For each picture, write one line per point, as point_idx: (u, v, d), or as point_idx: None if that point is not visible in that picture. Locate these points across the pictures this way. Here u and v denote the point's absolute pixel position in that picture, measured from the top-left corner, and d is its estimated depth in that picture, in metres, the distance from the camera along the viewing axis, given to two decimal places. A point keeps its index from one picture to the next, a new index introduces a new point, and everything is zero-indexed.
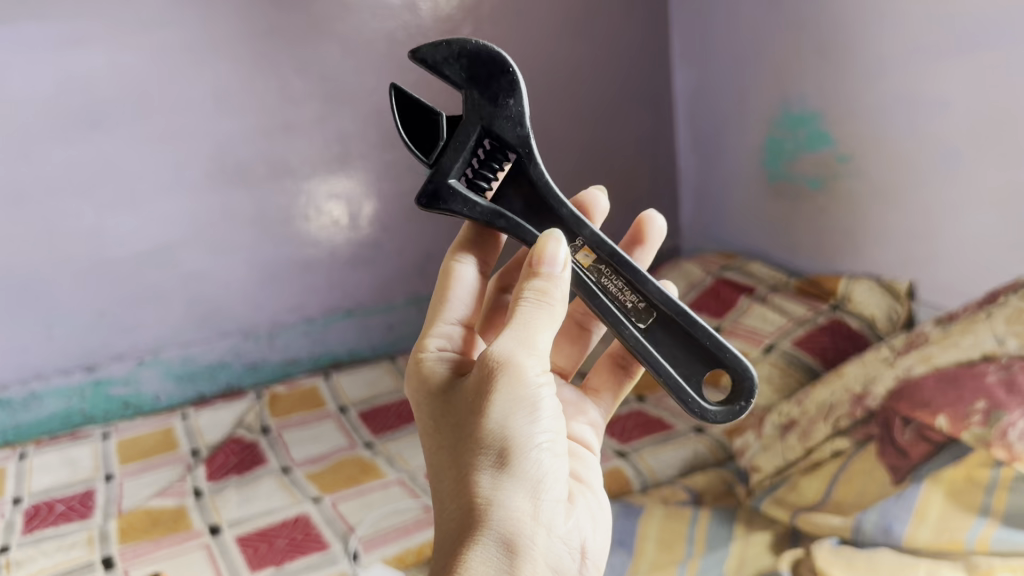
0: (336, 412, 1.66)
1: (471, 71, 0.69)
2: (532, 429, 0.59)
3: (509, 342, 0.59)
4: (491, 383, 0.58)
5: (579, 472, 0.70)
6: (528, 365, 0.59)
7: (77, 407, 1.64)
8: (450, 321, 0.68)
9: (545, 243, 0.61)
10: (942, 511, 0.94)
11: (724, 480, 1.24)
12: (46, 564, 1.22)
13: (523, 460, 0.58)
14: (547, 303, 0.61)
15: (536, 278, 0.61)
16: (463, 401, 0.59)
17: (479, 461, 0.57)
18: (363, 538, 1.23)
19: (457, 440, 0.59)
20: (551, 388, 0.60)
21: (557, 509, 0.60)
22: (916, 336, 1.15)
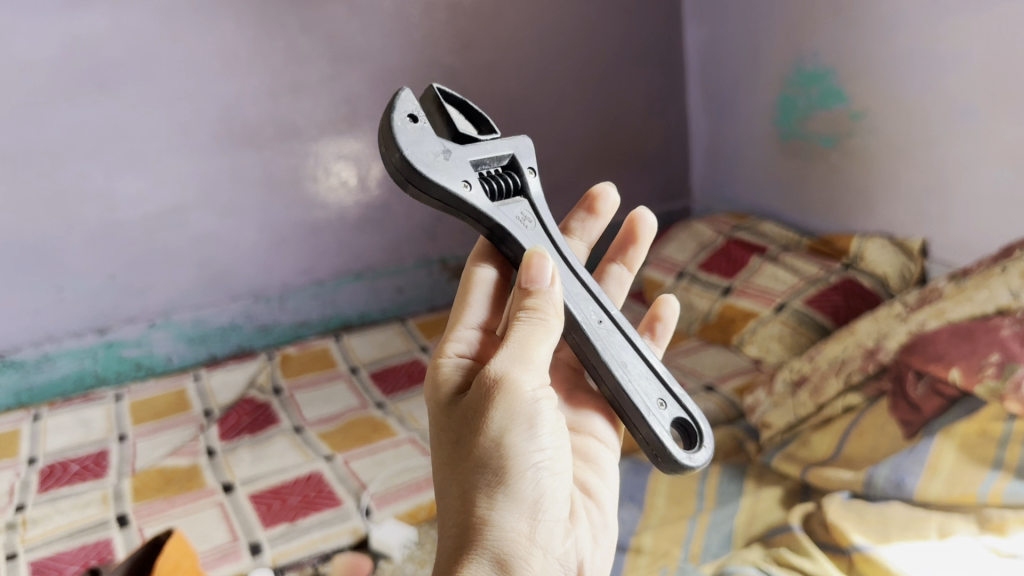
0: (347, 372, 1.66)
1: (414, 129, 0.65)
2: (529, 446, 0.58)
3: (506, 361, 0.59)
4: (489, 397, 0.57)
5: (589, 485, 0.68)
6: (525, 380, 0.58)
7: (90, 369, 1.65)
8: (471, 322, 0.68)
9: (531, 260, 0.62)
10: (954, 464, 0.94)
11: (735, 438, 1.23)
12: (61, 522, 1.23)
13: (519, 480, 0.57)
14: (540, 318, 0.61)
15: (528, 298, 0.62)
16: (461, 414, 0.59)
17: (478, 478, 0.57)
18: (375, 495, 1.24)
19: (456, 456, 0.58)
20: (549, 402, 0.60)
21: (555, 529, 0.59)
22: (929, 292, 1.14)
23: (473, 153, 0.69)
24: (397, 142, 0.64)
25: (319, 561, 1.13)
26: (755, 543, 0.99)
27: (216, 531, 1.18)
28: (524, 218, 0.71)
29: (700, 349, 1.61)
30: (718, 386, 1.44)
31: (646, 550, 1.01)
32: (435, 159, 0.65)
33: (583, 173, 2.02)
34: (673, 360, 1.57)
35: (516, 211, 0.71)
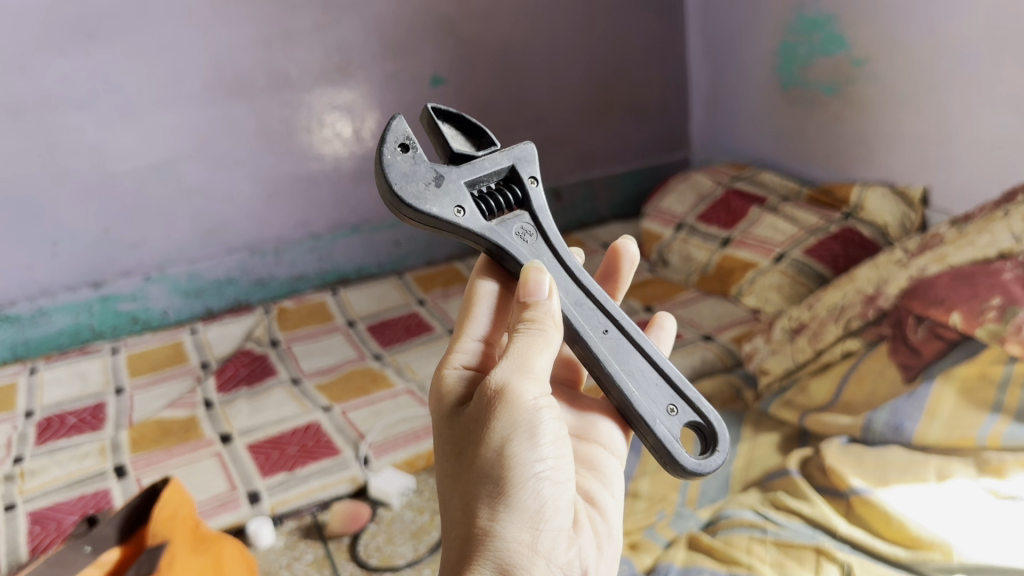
0: (345, 325, 1.66)
1: (402, 160, 0.67)
2: (532, 456, 0.56)
3: (506, 371, 0.57)
4: (490, 408, 0.56)
5: (593, 494, 0.65)
6: (527, 389, 0.57)
7: (86, 323, 1.64)
8: (473, 337, 0.66)
9: (528, 274, 0.62)
10: (954, 408, 0.94)
11: (731, 385, 1.24)
12: (59, 474, 1.23)
13: (521, 490, 0.55)
14: (540, 329, 0.60)
15: (528, 311, 0.61)
16: (465, 426, 0.58)
17: (479, 490, 0.55)
18: (374, 444, 1.24)
19: (459, 467, 0.57)
20: (553, 413, 0.58)
21: (559, 538, 0.57)
22: (930, 238, 1.13)
23: (467, 172, 0.69)
24: (387, 176, 0.65)
25: (319, 510, 1.15)
26: (752, 487, 1.00)
27: (214, 480, 1.18)
28: (523, 232, 0.70)
29: (698, 300, 1.60)
30: (716, 336, 1.44)
31: (643, 495, 1.02)
32: (424, 190, 0.66)
33: (580, 124, 2.00)
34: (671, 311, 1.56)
35: (513, 227, 0.70)
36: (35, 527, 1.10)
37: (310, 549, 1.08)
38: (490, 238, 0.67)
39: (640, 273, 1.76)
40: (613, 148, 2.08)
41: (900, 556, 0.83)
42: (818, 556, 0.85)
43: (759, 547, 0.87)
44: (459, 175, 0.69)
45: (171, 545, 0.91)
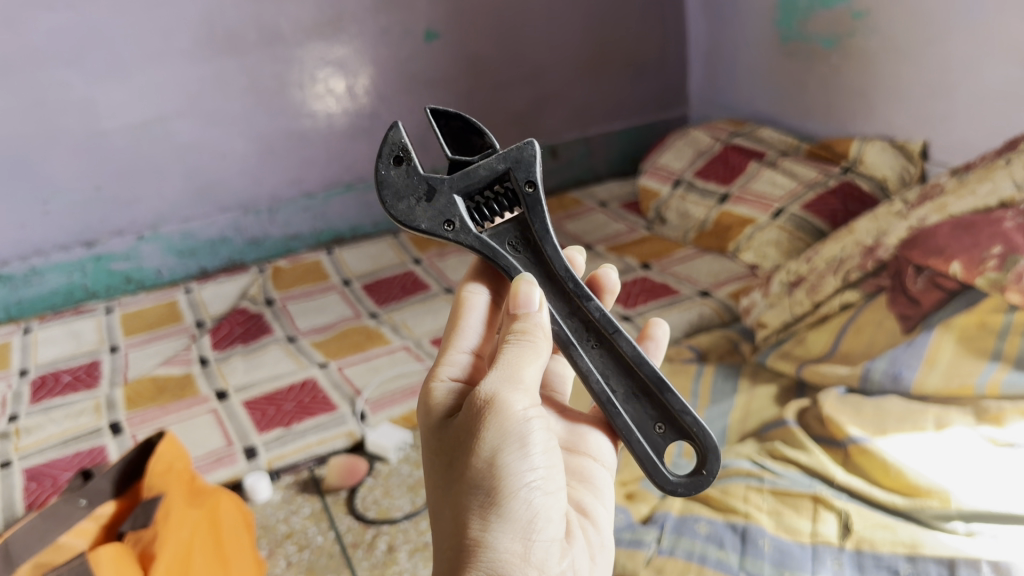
0: (340, 285, 1.64)
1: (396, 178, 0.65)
2: (522, 465, 0.53)
3: (495, 382, 0.54)
4: (480, 418, 0.53)
5: (585, 505, 0.64)
6: (518, 399, 0.54)
7: (79, 282, 1.63)
8: (462, 348, 0.64)
9: (517, 286, 0.59)
10: (953, 357, 0.93)
11: (729, 339, 1.25)
12: (54, 431, 1.23)
13: (512, 500, 0.52)
14: (529, 341, 0.57)
15: (517, 322, 0.58)
16: (453, 438, 0.55)
17: (469, 500, 0.52)
18: (370, 399, 1.24)
19: (448, 479, 0.54)
20: (542, 422, 0.55)
21: (551, 549, 0.54)
22: (931, 188, 1.12)
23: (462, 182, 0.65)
24: (378, 194, 0.64)
25: (316, 465, 1.14)
26: (749, 438, 1.00)
27: (210, 436, 1.18)
28: (522, 241, 0.65)
29: (696, 256, 1.59)
30: (713, 292, 1.44)
31: None
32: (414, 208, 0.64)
33: (577, 80, 1.98)
34: (668, 268, 1.56)
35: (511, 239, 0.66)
36: (31, 484, 1.10)
37: (307, 503, 1.08)
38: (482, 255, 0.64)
39: (637, 231, 1.75)
40: (610, 104, 2.06)
41: (898, 503, 0.83)
42: (815, 504, 0.86)
43: (756, 496, 0.89)
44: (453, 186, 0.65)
45: (167, 497, 0.91)
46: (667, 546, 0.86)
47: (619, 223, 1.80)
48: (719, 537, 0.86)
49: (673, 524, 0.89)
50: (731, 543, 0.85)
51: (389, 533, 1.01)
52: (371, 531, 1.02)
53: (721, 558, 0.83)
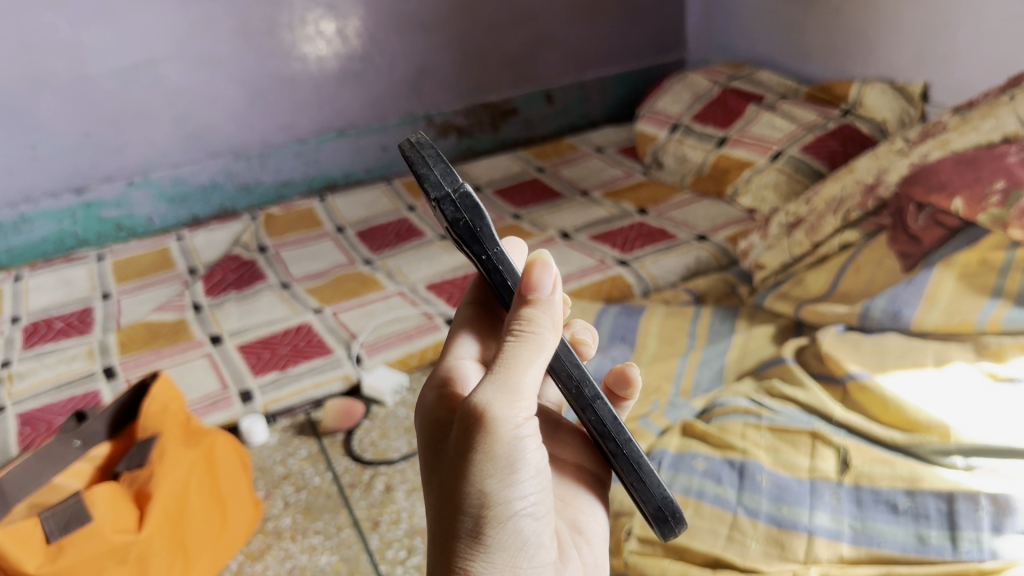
0: (334, 232, 1.62)
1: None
2: (514, 492, 0.45)
3: (491, 394, 0.44)
4: (470, 435, 0.44)
5: (580, 522, 0.56)
6: (513, 413, 0.44)
7: (70, 230, 1.62)
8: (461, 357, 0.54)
9: (530, 264, 0.44)
10: (954, 294, 0.92)
11: (726, 282, 1.24)
12: (48, 376, 1.22)
13: (500, 533, 0.45)
14: (534, 334, 0.44)
15: (519, 311, 0.45)
16: (443, 446, 0.46)
17: (457, 531, 0.45)
18: (366, 343, 1.23)
19: (438, 495, 0.47)
20: (538, 438, 0.46)
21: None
22: (933, 126, 1.10)
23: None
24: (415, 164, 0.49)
25: (312, 408, 1.14)
26: (745, 376, 1.00)
27: (206, 380, 1.17)
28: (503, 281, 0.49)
29: (694, 201, 1.58)
30: (710, 236, 1.42)
31: None
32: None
33: (572, 22, 1.94)
34: (665, 213, 1.54)
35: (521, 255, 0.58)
36: (25, 429, 1.09)
37: (304, 445, 1.09)
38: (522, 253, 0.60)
39: (634, 176, 1.73)
40: (606, 48, 2.03)
41: (897, 439, 0.83)
42: (813, 440, 0.86)
43: (753, 433, 0.89)
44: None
45: (162, 437, 0.90)
46: (665, 483, 0.87)
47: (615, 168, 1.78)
48: (716, 474, 0.86)
49: (670, 461, 0.89)
50: (729, 479, 0.85)
51: (387, 474, 1.03)
52: (370, 472, 1.04)
53: (719, 493, 0.84)
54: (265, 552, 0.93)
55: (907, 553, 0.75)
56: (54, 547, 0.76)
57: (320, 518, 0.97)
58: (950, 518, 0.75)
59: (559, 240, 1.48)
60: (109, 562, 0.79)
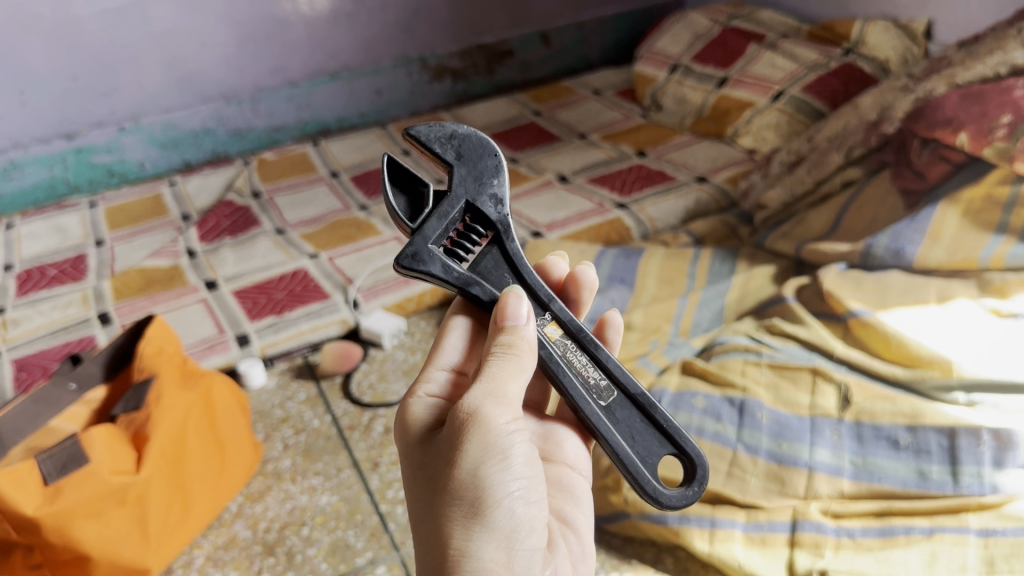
0: (328, 176, 1.60)
1: (434, 162, 0.65)
2: (505, 476, 0.52)
3: (478, 396, 0.53)
4: (461, 431, 0.52)
5: (566, 513, 0.63)
6: (500, 414, 0.52)
7: (61, 176, 1.59)
8: (439, 366, 0.62)
9: (506, 299, 0.57)
10: (957, 230, 0.91)
11: (727, 224, 1.22)
12: (43, 322, 1.21)
13: (496, 510, 0.51)
14: (514, 354, 0.55)
15: (502, 336, 0.56)
16: (435, 450, 0.53)
17: (451, 511, 0.51)
18: (363, 288, 1.22)
19: (429, 489, 0.53)
20: (523, 436, 0.54)
21: (530, 557, 0.53)
22: (938, 61, 1.08)
23: (434, 222, 0.62)
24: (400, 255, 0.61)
25: (310, 352, 1.14)
26: (746, 316, 0.99)
27: (202, 325, 1.16)
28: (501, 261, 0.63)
29: (693, 143, 1.56)
30: (710, 177, 1.41)
31: (636, 326, 1.01)
32: (493, 150, 0.64)
33: None
34: (665, 155, 1.52)
35: (498, 267, 0.63)
36: (21, 374, 1.08)
37: (302, 388, 1.09)
38: (512, 230, 0.63)
39: (632, 118, 1.71)
40: None
41: (898, 374, 0.82)
42: (814, 377, 0.85)
43: (753, 370, 0.88)
44: (467, 175, 0.63)
45: (158, 380, 0.89)
46: None
47: (614, 110, 1.76)
48: (716, 411, 0.85)
49: (669, 400, 0.88)
50: (728, 417, 0.85)
51: (385, 416, 1.03)
52: (369, 415, 1.04)
53: (719, 431, 0.84)
54: (265, 493, 0.94)
55: (907, 488, 0.76)
56: (51, 489, 0.76)
57: (320, 460, 0.98)
58: (951, 453, 0.75)
59: (557, 184, 1.47)
60: (109, 503, 0.78)
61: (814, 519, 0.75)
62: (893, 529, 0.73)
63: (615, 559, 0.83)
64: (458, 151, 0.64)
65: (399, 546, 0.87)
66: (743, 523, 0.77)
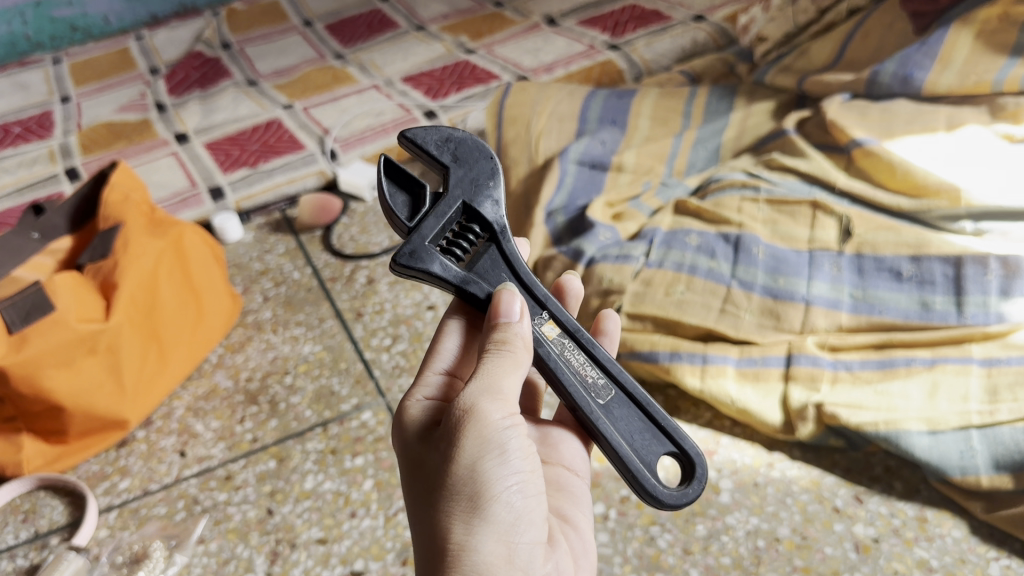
0: (301, 26, 1.51)
1: (431, 166, 0.61)
2: (501, 471, 0.47)
3: (473, 391, 0.48)
4: (456, 427, 0.47)
5: (566, 510, 0.57)
6: (495, 408, 0.48)
7: (21, 32, 1.51)
8: (434, 368, 0.57)
9: (498, 295, 0.53)
10: (970, 56, 0.85)
11: (725, 63, 1.16)
12: (9, 180, 1.15)
13: (495, 505, 0.47)
14: (508, 349, 0.50)
15: (495, 332, 0.51)
16: (431, 450, 0.49)
17: (449, 507, 0.47)
18: (339, 138, 1.16)
19: (427, 490, 0.48)
20: (520, 430, 0.49)
21: (531, 552, 0.48)
22: None
23: (433, 221, 0.57)
24: (396, 254, 0.56)
25: (287, 205, 1.09)
26: (744, 153, 0.95)
27: (173, 178, 1.11)
28: (500, 263, 0.58)
29: None
30: (708, 16, 1.33)
31: (628, 168, 0.94)
32: (490, 152, 0.60)
33: None
34: None
35: (496, 266, 0.58)
36: None
37: (281, 242, 1.04)
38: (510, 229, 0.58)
39: None
40: None
41: (903, 206, 0.78)
42: (814, 211, 0.81)
43: (750, 206, 0.84)
44: (464, 177, 0.59)
45: (125, 227, 0.84)
46: (656, 260, 0.82)
47: None
48: (710, 248, 0.82)
49: (661, 239, 0.84)
50: (723, 253, 0.81)
51: (368, 267, 1.00)
52: (351, 267, 1.00)
53: (712, 268, 0.80)
54: (246, 345, 0.91)
55: (909, 319, 0.72)
56: (17, 337, 0.73)
57: (302, 311, 0.95)
58: (956, 283, 0.72)
59: (545, 27, 1.39)
60: (79, 352, 0.75)
61: (810, 353, 0.73)
62: (894, 361, 0.70)
63: None
64: (455, 153, 0.60)
65: (384, 392, 0.84)
66: (736, 359, 0.74)
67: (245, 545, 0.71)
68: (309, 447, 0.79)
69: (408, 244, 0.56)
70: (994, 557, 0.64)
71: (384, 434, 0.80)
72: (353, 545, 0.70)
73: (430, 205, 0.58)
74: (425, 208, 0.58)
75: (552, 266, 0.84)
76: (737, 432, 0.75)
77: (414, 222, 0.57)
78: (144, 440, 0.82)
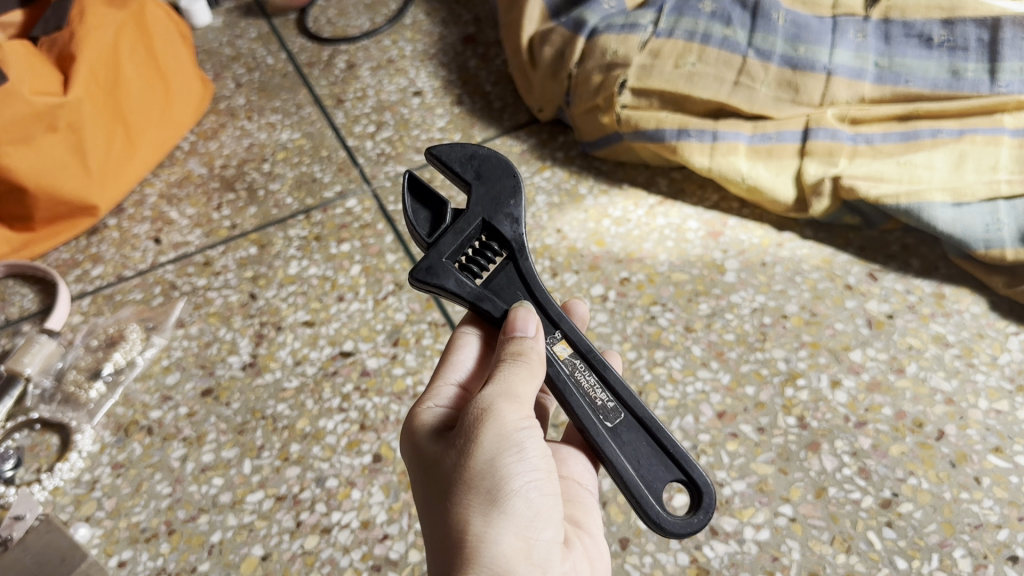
0: None
1: (456, 185, 0.54)
2: (524, 467, 0.40)
3: (489, 395, 0.42)
4: (475, 424, 0.40)
5: (577, 516, 0.48)
6: (514, 412, 0.41)
7: None
8: (447, 380, 0.48)
9: (512, 311, 0.47)
10: None
11: None
12: None
13: (516, 501, 0.39)
14: (525, 359, 0.44)
15: (508, 344, 0.45)
16: (444, 451, 0.41)
17: (465, 500, 0.39)
18: None
19: (439, 490, 0.40)
20: (539, 436, 0.42)
21: (551, 552, 0.40)
22: None
23: (450, 237, 0.50)
24: (413, 270, 0.49)
25: None
26: None
27: None
28: (518, 284, 0.50)
29: None
30: None
31: None
32: (514, 170, 0.52)
33: None
34: None
35: (512, 284, 0.50)
36: None
37: (253, 27, 0.97)
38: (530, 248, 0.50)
39: None
40: None
41: None
42: None
43: None
44: (485, 194, 0.51)
45: None
46: (665, 29, 0.74)
47: None
48: (726, 15, 0.73)
49: (671, 5, 0.76)
50: (740, 20, 0.73)
51: (347, 52, 0.92)
52: (329, 52, 0.92)
53: (728, 36, 0.72)
54: (219, 131, 0.85)
55: (936, 90, 0.67)
56: None
57: (277, 98, 0.88)
58: (991, 47, 0.66)
59: None
60: (36, 128, 0.69)
61: (829, 126, 0.67)
62: (918, 134, 0.65)
63: (604, 185, 0.76)
64: (479, 170, 0.52)
65: (369, 180, 0.79)
66: (749, 136, 0.69)
67: (228, 328, 0.68)
68: (292, 234, 0.75)
69: (424, 263, 0.49)
70: (1014, 332, 0.62)
71: (370, 221, 0.75)
72: (341, 327, 0.67)
73: (449, 220, 0.51)
74: (445, 222, 0.51)
75: (551, 39, 0.78)
76: (745, 214, 0.72)
77: (434, 238, 0.50)
78: (116, 228, 0.77)
